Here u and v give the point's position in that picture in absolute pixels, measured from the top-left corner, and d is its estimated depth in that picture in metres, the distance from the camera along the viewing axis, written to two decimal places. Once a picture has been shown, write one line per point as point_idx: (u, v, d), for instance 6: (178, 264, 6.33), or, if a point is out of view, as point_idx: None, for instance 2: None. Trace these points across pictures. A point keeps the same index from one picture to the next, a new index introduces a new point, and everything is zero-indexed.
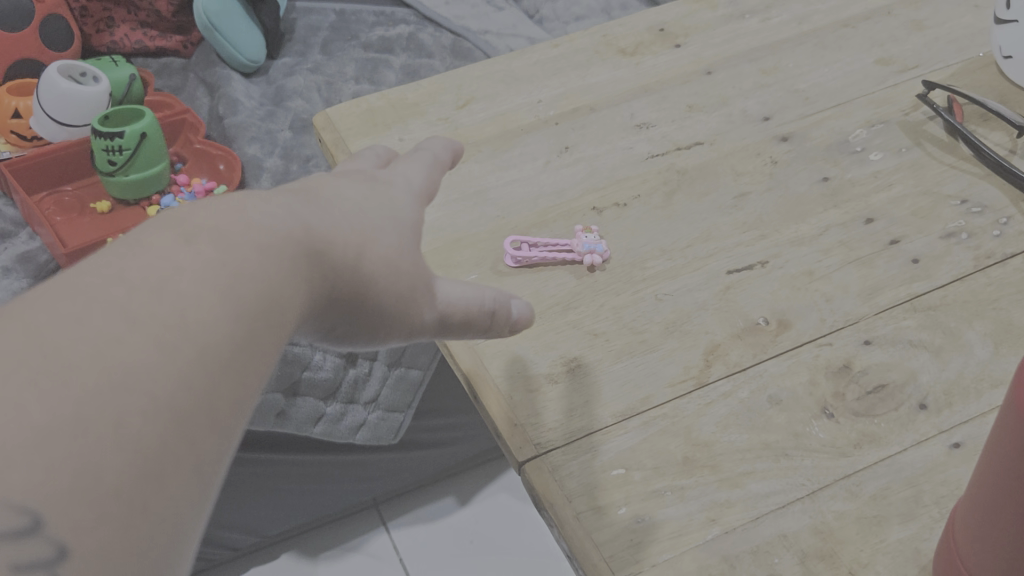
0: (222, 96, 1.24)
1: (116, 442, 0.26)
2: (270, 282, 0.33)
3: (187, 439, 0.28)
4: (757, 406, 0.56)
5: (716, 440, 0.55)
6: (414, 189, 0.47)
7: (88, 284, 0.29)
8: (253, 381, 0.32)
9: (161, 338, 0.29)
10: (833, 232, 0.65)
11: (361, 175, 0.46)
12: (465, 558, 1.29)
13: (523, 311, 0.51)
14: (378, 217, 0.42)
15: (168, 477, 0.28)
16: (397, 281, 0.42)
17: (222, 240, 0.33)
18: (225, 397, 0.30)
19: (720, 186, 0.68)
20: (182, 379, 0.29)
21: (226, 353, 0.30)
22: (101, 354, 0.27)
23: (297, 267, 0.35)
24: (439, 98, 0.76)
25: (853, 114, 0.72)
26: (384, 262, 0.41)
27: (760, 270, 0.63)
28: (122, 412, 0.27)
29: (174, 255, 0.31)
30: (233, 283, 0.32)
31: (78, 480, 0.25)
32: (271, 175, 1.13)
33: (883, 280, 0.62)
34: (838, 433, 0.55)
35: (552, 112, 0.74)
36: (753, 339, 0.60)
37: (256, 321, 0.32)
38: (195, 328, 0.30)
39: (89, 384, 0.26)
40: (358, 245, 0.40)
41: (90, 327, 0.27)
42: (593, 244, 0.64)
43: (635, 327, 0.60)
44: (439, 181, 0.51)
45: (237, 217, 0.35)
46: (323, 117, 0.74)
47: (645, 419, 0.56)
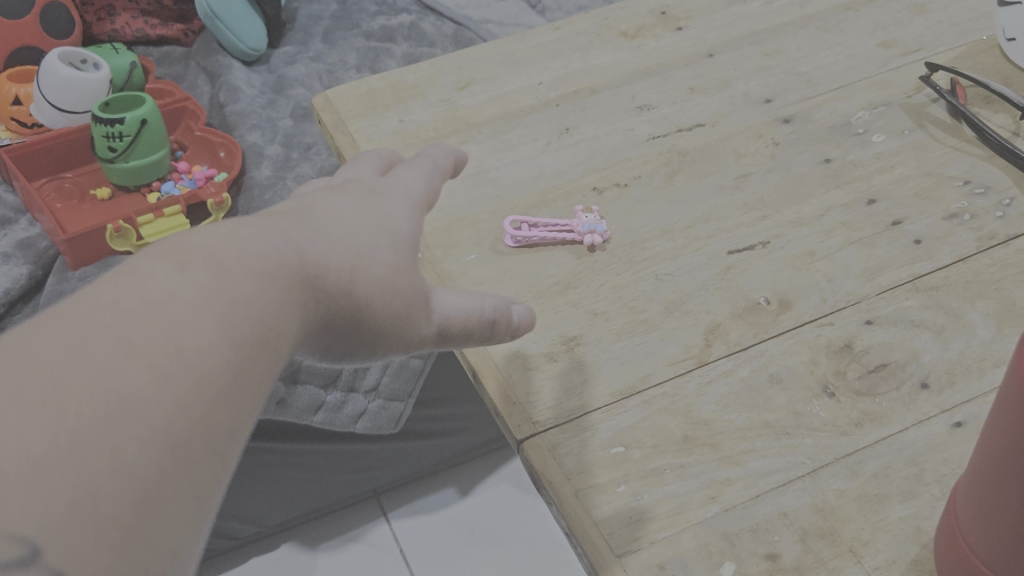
0: (223, 84, 1.23)
1: (112, 471, 0.27)
2: (266, 310, 0.34)
3: (182, 465, 0.29)
4: (757, 384, 0.56)
5: (717, 419, 0.55)
6: (412, 198, 0.47)
7: (86, 313, 0.29)
8: (248, 406, 0.32)
9: (157, 365, 0.29)
10: (835, 213, 0.64)
11: (358, 185, 0.46)
12: (467, 548, 1.29)
13: (529, 318, 0.52)
14: (374, 235, 0.42)
15: (164, 505, 0.28)
16: (391, 301, 0.42)
17: (217, 266, 0.33)
18: (222, 423, 0.31)
19: (721, 167, 0.67)
20: (178, 406, 0.29)
21: (223, 380, 0.31)
22: (97, 382, 0.27)
23: (294, 292, 0.36)
24: (440, 80, 0.75)
25: (855, 97, 0.72)
26: (379, 280, 0.42)
27: (761, 251, 0.62)
28: (119, 441, 0.27)
29: (168, 284, 0.31)
30: (227, 311, 0.32)
31: (75, 509, 0.25)
32: (272, 164, 1.14)
33: (885, 261, 0.62)
34: (838, 412, 0.55)
35: (553, 94, 0.74)
36: (754, 319, 0.59)
37: (252, 346, 0.33)
38: (192, 355, 0.30)
39: (85, 412, 0.27)
40: (351, 267, 0.40)
41: (86, 355, 0.28)
42: (594, 224, 0.63)
43: (635, 307, 0.60)
44: (440, 190, 0.51)
45: (230, 244, 0.35)
46: (323, 98, 0.74)
47: (645, 398, 0.56)
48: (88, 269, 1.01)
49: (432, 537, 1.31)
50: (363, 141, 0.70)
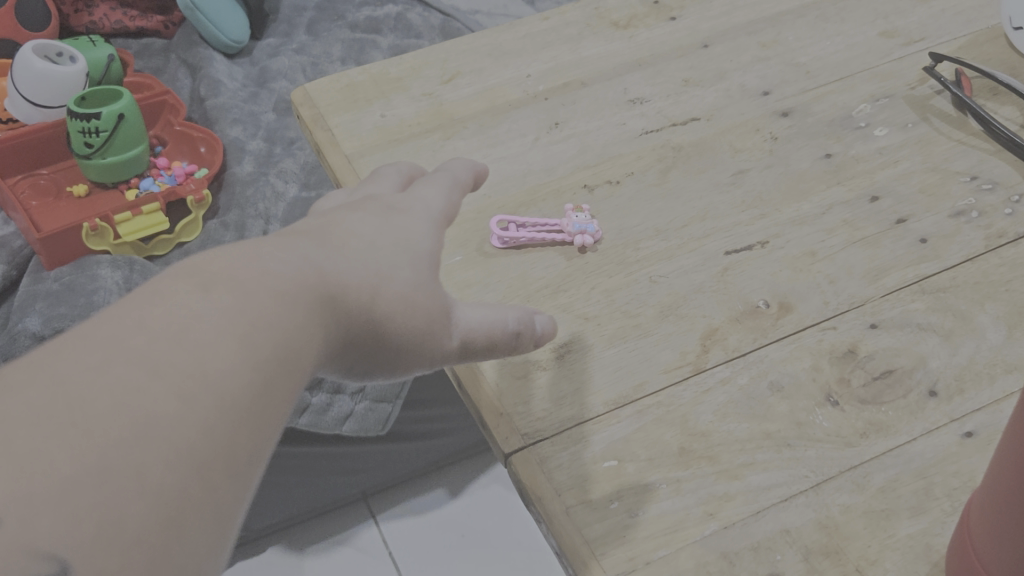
0: (204, 77, 1.20)
1: (139, 491, 0.25)
2: (290, 330, 0.32)
3: (207, 487, 0.27)
4: (757, 393, 0.53)
5: (714, 430, 0.52)
6: (433, 212, 0.46)
7: (109, 332, 0.28)
8: (270, 428, 0.31)
9: (182, 387, 0.27)
10: (837, 210, 0.61)
11: (378, 203, 0.45)
12: (460, 551, 1.27)
13: (548, 329, 0.51)
14: (394, 253, 0.41)
15: (190, 529, 0.26)
16: (409, 318, 0.40)
17: (241, 286, 0.31)
18: (246, 447, 0.29)
19: (718, 162, 0.64)
20: (203, 427, 0.27)
21: (248, 402, 0.29)
22: (122, 404, 0.26)
23: (316, 313, 0.34)
24: (424, 73, 0.72)
25: (857, 89, 0.69)
26: (399, 299, 0.40)
27: (760, 251, 0.60)
28: (145, 462, 0.25)
29: (191, 304, 0.30)
30: (251, 331, 0.30)
31: (101, 529, 0.24)
32: (253, 158, 1.12)
33: (889, 261, 0.59)
34: (843, 422, 0.52)
35: (542, 87, 0.70)
36: (753, 323, 0.56)
37: (273, 369, 0.31)
38: (216, 377, 0.28)
39: (112, 433, 0.25)
40: (372, 287, 0.39)
41: (111, 376, 0.26)
42: (585, 224, 0.60)
43: (628, 311, 0.57)
44: (461, 204, 0.49)
45: (252, 262, 0.33)
46: (301, 92, 0.70)
47: (639, 408, 0.53)
48: (64, 269, 0.97)
49: (425, 541, 1.28)
50: (344, 138, 0.67)
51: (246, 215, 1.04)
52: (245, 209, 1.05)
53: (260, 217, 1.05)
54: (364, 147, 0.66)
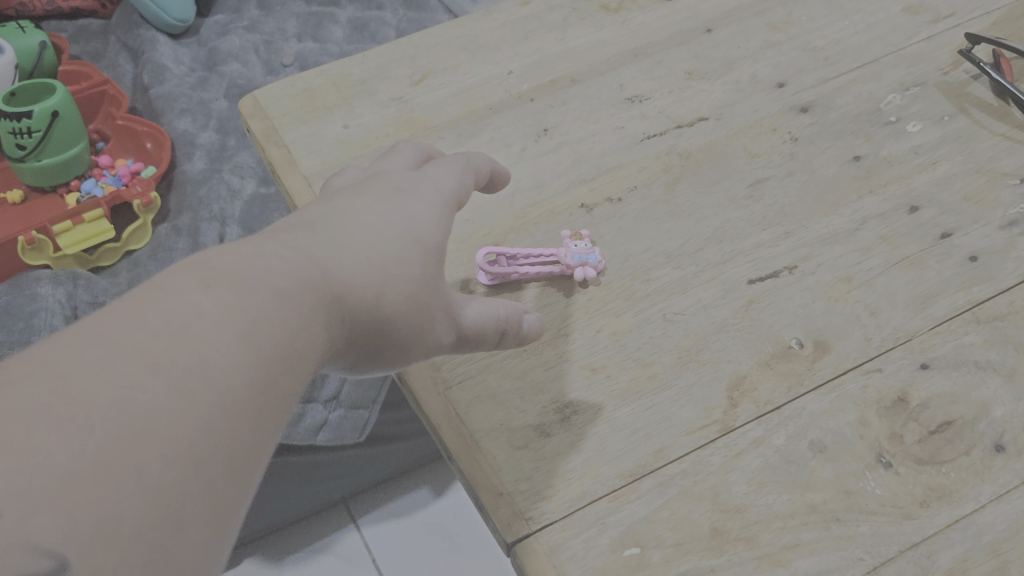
0: (147, 62, 1.09)
1: (137, 486, 0.24)
2: (290, 329, 0.31)
3: (205, 483, 0.26)
4: (797, 456, 0.46)
5: (750, 504, 0.45)
6: (441, 198, 0.44)
7: (110, 329, 0.27)
8: (266, 424, 0.30)
9: (180, 384, 0.27)
10: (872, 225, 0.54)
11: (385, 186, 0.43)
12: (448, 555, 1.20)
13: (537, 330, 0.48)
14: (401, 248, 0.39)
15: (188, 525, 0.26)
16: (413, 316, 0.39)
17: (244, 285, 0.31)
18: (243, 444, 0.28)
19: (732, 171, 0.56)
20: (201, 424, 0.27)
21: (245, 399, 0.28)
22: (124, 399, 0.25)
23: (317, 314, 0.33)
24: (391, 73, 0.63)
25: (883, 76, 0.61)
26: (404, 298, 0.38)
27: (787, 278, 0.52)
28: (145, 457, 0.25)
29: (194, 301, 0.29)
30: (254, 328, 0.30)
31: (100, 524, 0.23)
32: (205, 153, 1.02)
33: (937, 285, 0.51)
34: (899, 488, 0.45)
35: (526, 86, 0.62)
36: (786, 368, 0.49)
37: (274, 366, 0.30)
38: (217, 374, 0.28)
39: (114, 428, 0.25)
40: (377, 287, 0.37)
41: (113, 372, 0.26)
42: (585, 254, 0.52)
43: (642, 359, 0.49)
44: (472, 188, 0.47)
45: (255, 259, 0.32)
46: (250, 101, 0.61)
47: (660, 479, 0.45)
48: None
49: (412, 557, 1.20)
50: (301, 155, 0.58)
51: (200, 217, 0.95)
52: (199, 212, 0.96)
53: (216, 219, 0.95)
54: (326, 167, 0.57)
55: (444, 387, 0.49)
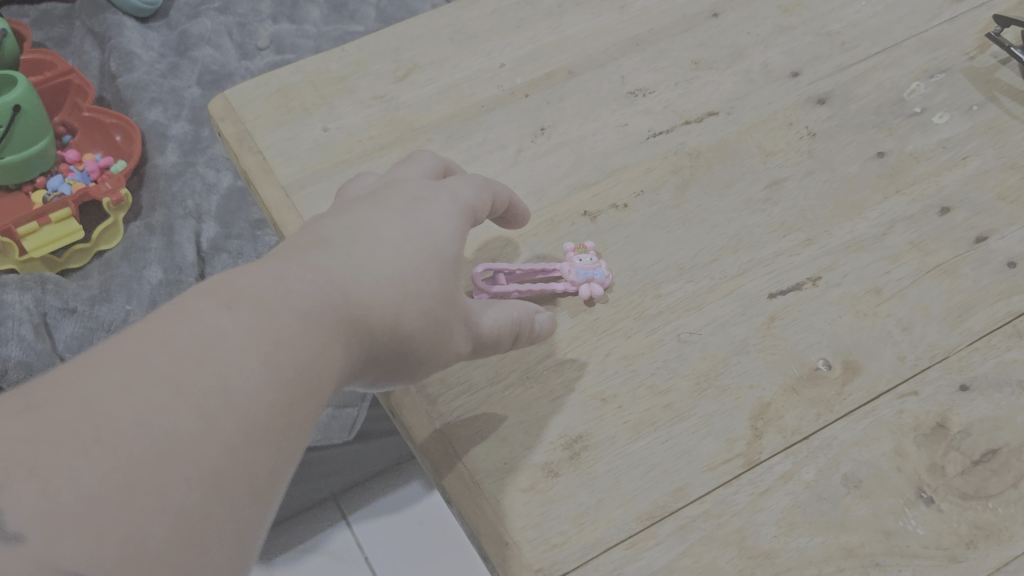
0: (113, 49, 1.04)
1: (160, 509, 0.24)
2: (313, 350, 0.30)
3: (227, 504, 0.26)
4: (829, 493, 0.42)
5: (781, 549, 0.40)
6: (457, 208, 0.40)
7: (134, 352, 0.27)
8: (293, 445, 0.29)
9: (203, 407, 0.26)
10: (901, 229, 0.49)
11: (403, 194, 0.40)
12: (452, 551, 1.06)
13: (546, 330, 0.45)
14: (419, 264, 0.36)
15: (211, 546, 0.26)
16: (429, 331, 0.37)
17: (266, 304, 0.30)
18: (266, 465, 0.28)
19: (746, 171, 0.52)
20: (225, 447, 0.26)
21: (266, 421, 0.28)
22: (147, 423, 0.25)
23: (338, 334, 0.32)
24: (373, 68, 0.58)
25: (904, 62, 0.57)
26: (422, 314, 0.36)
27: (811, 291, 0.48)
28: (167, 481, 0.25)
29: (216, 322, 0.29)
30: (276, 349, 0.29)
31: (123, 546, 0.23)
32: (178, 146, 0.98)
33: (974, 295, 0.47)
34: (942, 527, 0.41)
35: (520, 80, 0.57)
36: (814, 393, 0.45)
37: (296, 388, 0.29)
38: (239, 397, 0.27)
39: (136, 452, 0.25)
40: (396, 305, 0.35)
41: (136, 397, 0.26)
42: (591, 269, 0.48)
43: (656, 386, 0.45)
44: (490, 198, 0.43)
45: (276, 280, 0.32)
46: (221, 101, 0.57)
47: (681, 522, 0.41)
48: None
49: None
50: (278, 162, 0.53)
51: (173, 215, 0.92)
52: (172, 209, 0.93)
53: (190, 216, 0.92)
54: (306, 175, 0.53)
55: (440, 423, 0.44)
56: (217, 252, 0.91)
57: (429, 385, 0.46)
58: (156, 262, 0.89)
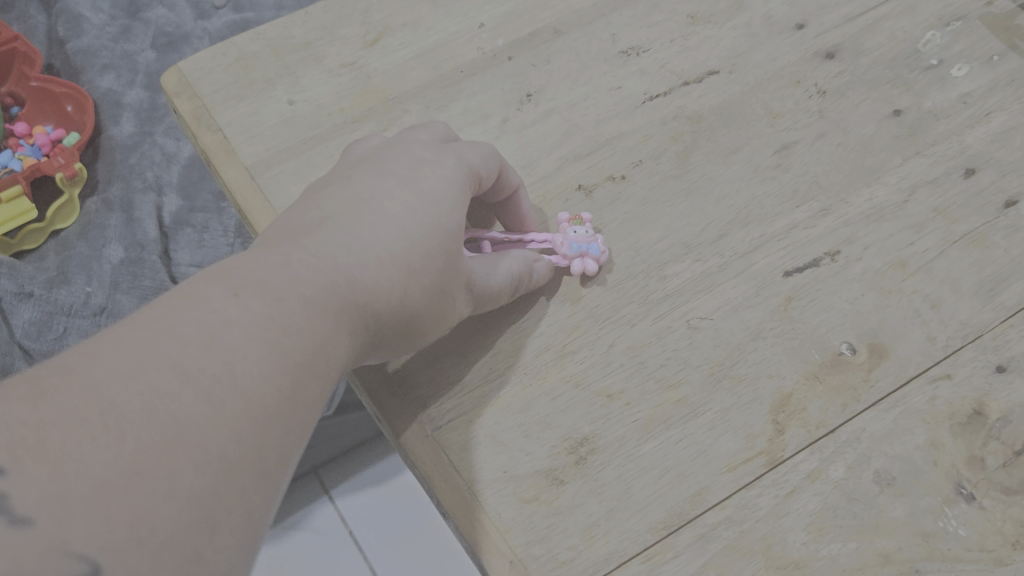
0: (60, 13, 0.98)
1: (169, 493, 0.24)
2: (317, 335, 0.30)
3: (240, 488, 0.26)
4: (861, 492, 0.38)
5: (812, 558, 0.37)
6: (462, 169, 0.39)
7: (138, 338, 0.27)
8: (300, 430, 0.29)
9: (210, 392, 0.26)
10: (923, 194, 0.45)
11: (408, 158, 0.39)
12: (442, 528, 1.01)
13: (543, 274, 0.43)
14: (426, 236, 0.36)
15: (222, 531, 0.25)
16: (429, 305, 0.36)
17: (273, 290, 0.30)
18: (275, 450, 0.28)
19: (753, 135, 0.48)
20: (233, 432, 0.26)
21: (274, 405, 0.28)
22: (154, 409, 0.25)
23: (343, 319, 0.32)
24: (341, 32, 0.53)
25: (918, 9, 0.53)
26: (426, 290, 0.36)
27: (830, 268, 0.44)
28: (176, 465, 0.25)
29: (222, 307, 0.29)
30: (281, 335, 0.29)
31: (132, 530, 0.23)
32: (134, 114, 0.93)
33: (1006, 266, 0.43)
34: (986, 527, 0.37)
35: (501, 41, 0.52)
36: (839, 381, 0.41)
37: (306, 372, 0.30)
38: (247, 382, 0.28)
39: (143, 438, 0.25)
40: (402, 286, 0.35)
41: (143, 382, 0.26)
42: (585, 243, 0.44)
43: (665, 379, 0.41)
44: (502, 166, 0.42)
45: (281, 264, 0.32)
46: (174, 74, 0.52)
47: (701, 531, 0.38)
48: None
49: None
50: (239, 140, 0.49)
51: (132, 188, 0.87)
52: (131, 181, 0.88)
53: (150, 189, 0.87)
54: (271, 154, 0.48)
55: (431, 428, 0.40)
56: (180, 226, 0.86)
57: (416, 384, 0.42)
58: (116, 239, 0.84)
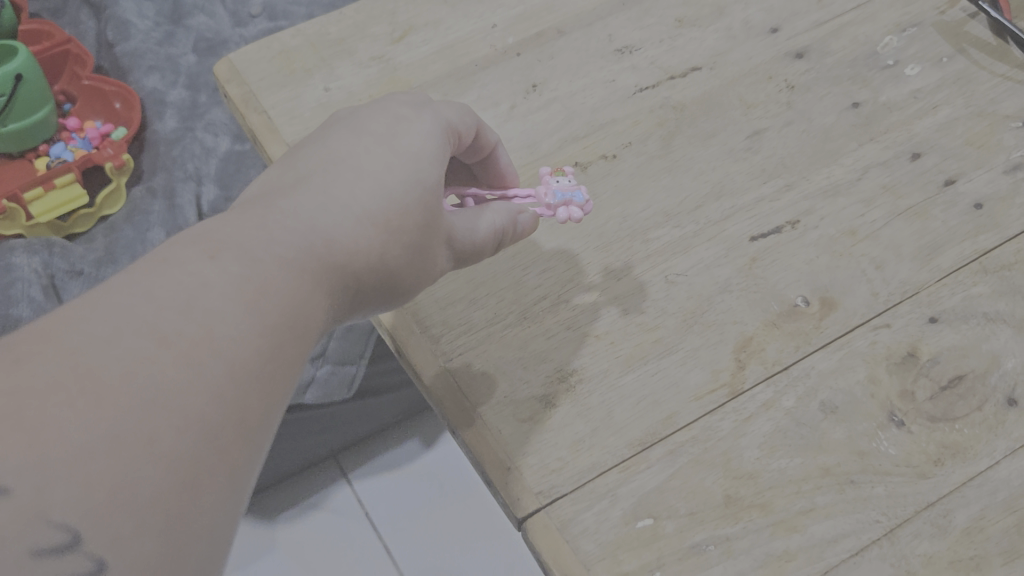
0: (109, 18, 1.06)
1: (151, 457, 0.26)
2: (292, 298, 0.33)
3: (220, 449, 0.28)
4: (808, 418, 0.45)
5: (763, 470, 0.44)
6: (440, 124, 0.43)
7: (116, 305, 0.29)
8: (277, 391, 0.31)
9: (187, 356, 0.28)
10: (874, 174, 0.52)
11: (387, 115, 0.43)
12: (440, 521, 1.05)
13: (530, 223, 0.48)
14: (403, 194, 0.39)
15: (204, 490, 0.27)
16: (411, 259, 0.40)
17: (247, 255, 0.32)
18: (255, 410, 0.30)
19: (728, 122, 0.55)
20: (212, 394, 0.28)
21: (253, 367, 0.30)
22: (133, 373, 0.27)
23: (317, 283, 0.35)
24: (371, 30, 0.61)
25: (879, 17, 0.60)
26: (404, 247, 0.40)
27: (790, 234, 0.51)
28: (157, 429, 0.26)
29: (198, 271, 0.31)
30: (256, 299, 0.31)
31: (116, 494, 0.25)
32: (176, 111, 1.00)
33: (942, 235, 0.50)
34: (912, 447, 0.44)
35: (511, 40, 0.60)
36: (793, 327, 0.48)
37: (281, 335, 0.32)
38: (224, 345, 0.29)
39: (123, 402, 0.26)
40: (378, 248, 0.38)
41: (121, 348, 0.27)
42: (569, 193, 0.49)
43: (645, 323, 0.48)
44: (479, 124, 0.46)
45: (257, 230, 0.34)
46: (225, 65, 0.59)
47: (670, 447, 0.44)
48: None
49: (404, 558, 1.03)
50: (282, 121, 0.56)
51: (175, 177, 0.95)
52: (173, 172, 0.95)
53: (190, 179, 0.95)
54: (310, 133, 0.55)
55: (444, 360, 0.47)
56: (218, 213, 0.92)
57: (432, 324, 0.49)
58: (160, 224, 0.92)
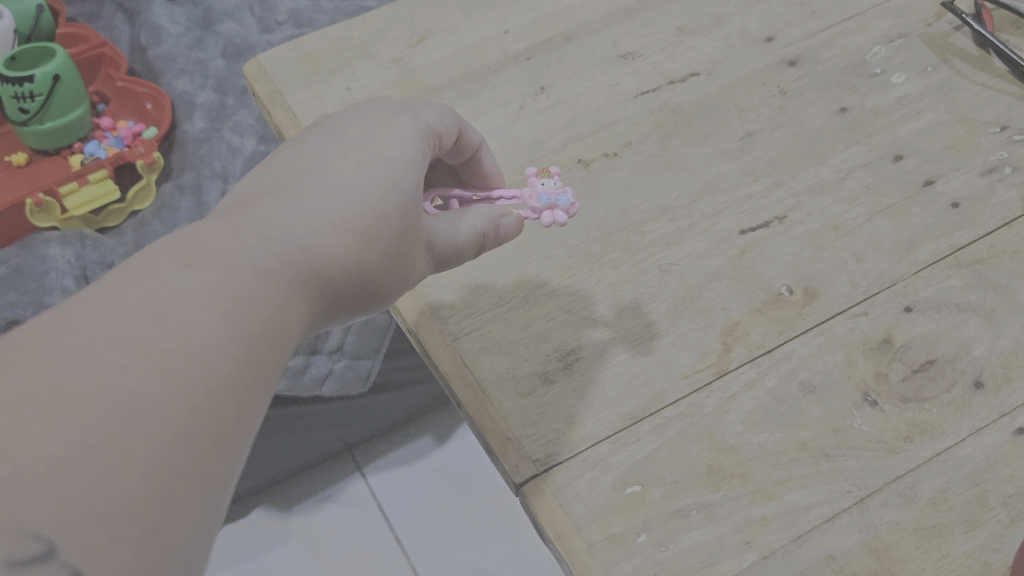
0: (143, 24, 1.11)
1: (127, 467, 0.25)
2: (269, 306, 0.32)
3: (198, 457, 0.27)
4: (788, 397, 0.48)
5: (744, 443, 0.47)
6: (418, 127, 0.46)
7: (91, 314, 0.28)
8: (255, 401, 0.31)
9: (165, 363, 0.27)
10: (858, 173, 0.56)
11: (365, 120, 0.45)
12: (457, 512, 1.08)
13: (513, 225, 0.50)
14: (380, 199, 0.41)
15: (183, 502, 0.26)
16: (390, 263, 0.42)
17: (222, 264, 0.32)
18: (233, 420, 0.29)
19: (723, 124, 0.59)
20: (190, 403, 0.27)
21: (232, 375, 0.29)
22: (108, 382, 0.26)
23: (291, 291, 0.34)
24: (391, 35, 0.65)
25: (869, 29, 0.63)
26: (382, 251, 0.41)
27: (777, 228, 0.54)
28: (133, 438, 0.25)
29: (173, 279, 0.30)
30: (233, 306, 0.31)
31: (88, 506, 0.24)
32: (204, 112, 1.05)
33: (920, 232, 0.54)
34: (884, 424, 0.47)
35: (522, 45, 0.64)
36: (777, 314, 0.51)
37: (259, 344, 0.31)
38: (202, 353, 0.29)
39: (98, 409, 0.25)
40: (355, 253, 0.39)
41: (95, 358, 0.26)
42: (553, 197, 0.51)
43: (639, 308, 0.52)
44: (460, 127, 0.49)
45: (230, 241, 0.34)
46: (255, 65, 0.63)
47: (659, 421, 0.48)
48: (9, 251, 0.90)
49: (417, 548, 1.06)
50: (306, 118, 0.60)
51: (202, 176, 0.99)
52: (201, 170, 0.99)
53: (217, 177, 0.98)
54: None
55: (452, 339, 0.51)
56: None
57: (441, 307, 0.52)
58: (187, 219, 0.96)
